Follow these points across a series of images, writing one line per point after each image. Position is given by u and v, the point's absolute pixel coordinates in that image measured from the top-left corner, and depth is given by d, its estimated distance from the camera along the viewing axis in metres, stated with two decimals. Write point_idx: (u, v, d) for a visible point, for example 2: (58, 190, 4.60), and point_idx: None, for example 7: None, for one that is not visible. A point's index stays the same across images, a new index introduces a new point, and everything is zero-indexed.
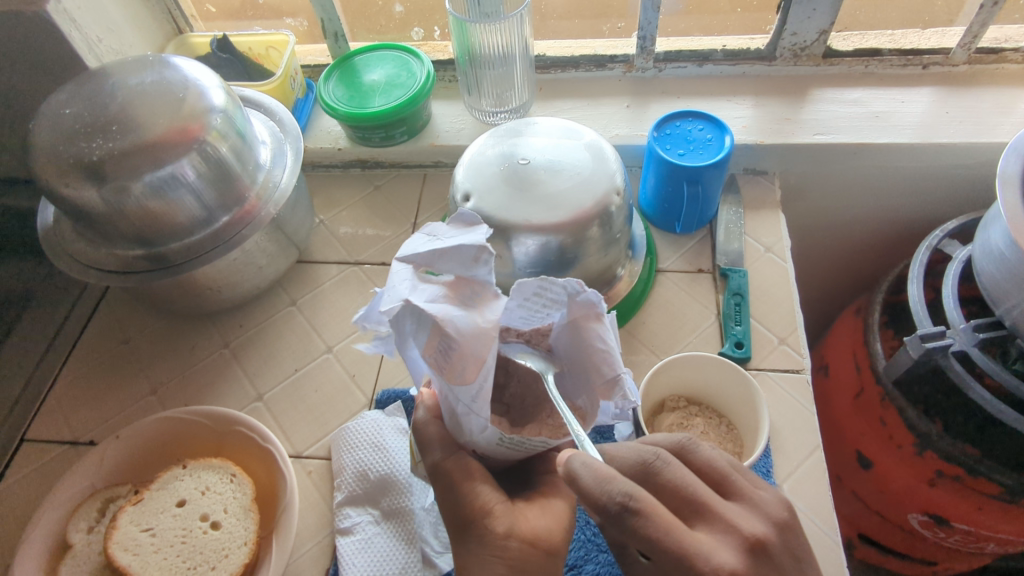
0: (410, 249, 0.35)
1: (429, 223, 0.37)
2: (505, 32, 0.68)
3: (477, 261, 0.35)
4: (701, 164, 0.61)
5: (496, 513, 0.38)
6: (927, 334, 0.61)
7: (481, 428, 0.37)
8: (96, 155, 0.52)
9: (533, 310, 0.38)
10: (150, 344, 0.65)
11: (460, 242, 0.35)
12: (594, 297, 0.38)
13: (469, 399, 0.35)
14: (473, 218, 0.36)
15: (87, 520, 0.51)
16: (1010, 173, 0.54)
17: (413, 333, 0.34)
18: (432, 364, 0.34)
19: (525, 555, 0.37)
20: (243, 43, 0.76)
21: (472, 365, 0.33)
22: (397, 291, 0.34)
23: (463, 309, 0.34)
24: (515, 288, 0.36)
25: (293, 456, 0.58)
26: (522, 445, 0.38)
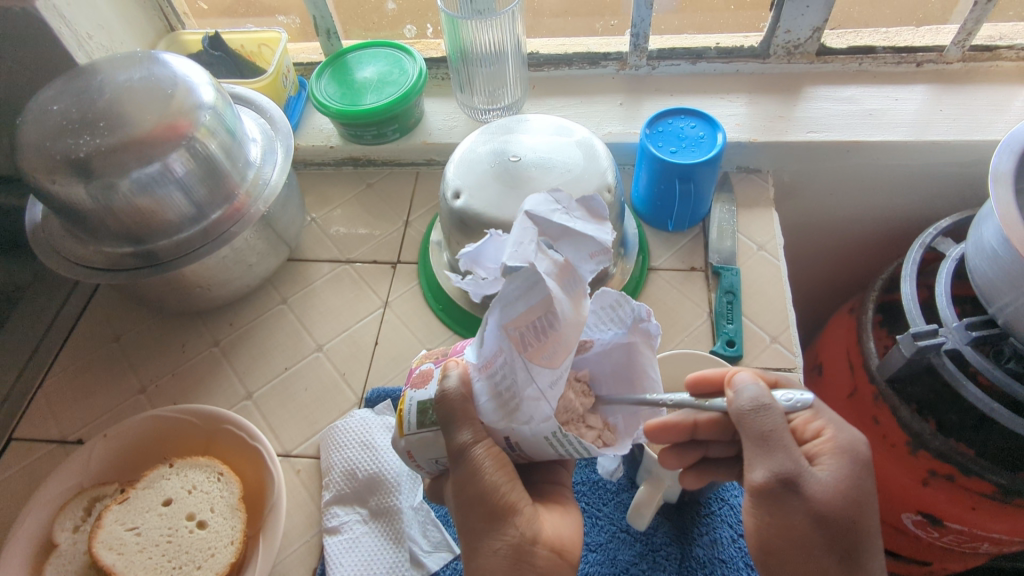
0: (544, 213, 0.35)
1: (561, 194, 0.37)
2: (497, 29, 0.68)
3: (592, 257, 0.37)
4: (693, 161, 0.61)
5: (522, 514, 0.39)
6: (920, 333, 0.60)
7: (539, 420, 0.36)
8: (83, 151, 0.52)
9: (599, 321, 0.40)
10: (138, 342, 0.65)
11: (589, 231, 0.36)
12: (658, 331, 0.40)
13: (543, 387, 0.35)
14: (603, 211, 0.38)
15: (73, 519, 0.51)
16: (1002, 171, 0.54)
17: (514, 296, 0.36)
18: (517, 337, 0.35)
19: (551, 562, 0.38)
20: (235, 40, 0.76)
21: (560, 351, 0.35)
22: (524, 249, 0.34)
23: (567, 295, 0.36)
24: (599, 295, 0.39)
25: (282, 455, 0.58)
26: (564, 445, 0.37)
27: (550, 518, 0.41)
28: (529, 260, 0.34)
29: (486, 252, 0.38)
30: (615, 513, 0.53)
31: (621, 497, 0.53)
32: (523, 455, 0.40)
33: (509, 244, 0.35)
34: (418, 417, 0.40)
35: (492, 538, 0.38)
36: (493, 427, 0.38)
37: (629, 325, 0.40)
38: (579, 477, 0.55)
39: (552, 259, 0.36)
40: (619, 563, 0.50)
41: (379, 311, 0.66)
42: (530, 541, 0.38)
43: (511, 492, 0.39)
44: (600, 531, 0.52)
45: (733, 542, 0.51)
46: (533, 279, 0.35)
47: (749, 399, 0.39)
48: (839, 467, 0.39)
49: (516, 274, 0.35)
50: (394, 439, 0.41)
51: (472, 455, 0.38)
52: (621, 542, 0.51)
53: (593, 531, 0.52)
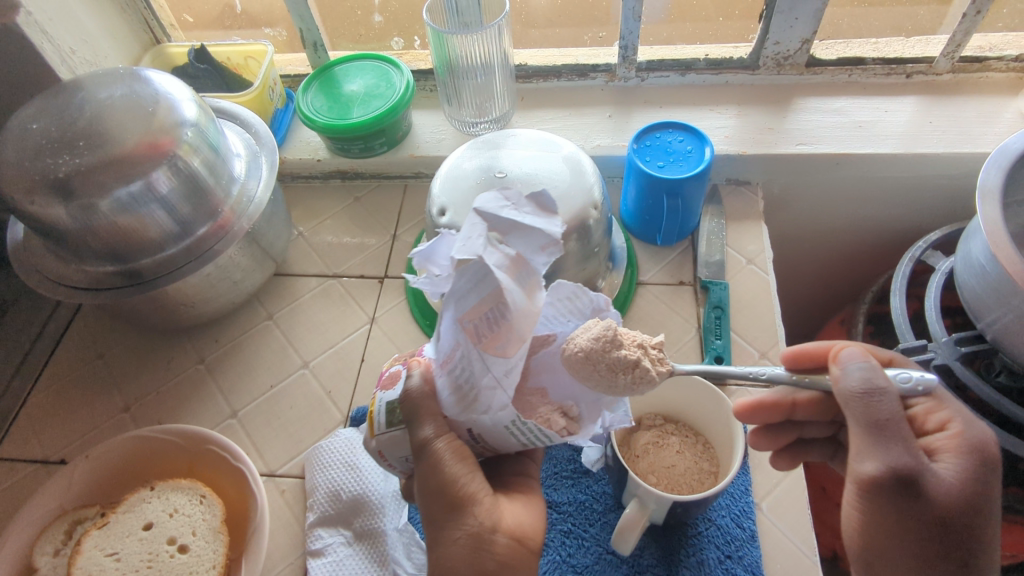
0: (492, 209, 0.34)
1: (511, 189, 0.36)
2: (483, 42, 0.68)
3: (543, 250, 0.36)
4: (681, 176, 0.61)
5: (481, 504, 0.37)
6: (907, 348, 0.61)
7: (497, 410, 0.36)
8: (62, 171, 0.51)
9: (557, 313, 0.39)
10: (122, 361, 0.64)
11: (539, 224, 0.35)
12: (617, 318, 0.39)
13: (498, 376, 0.35)
14: (553, 205, 0.36)
15: (53, 543, 0.50)
16: (990, 186, 0.54)
17: (466, 290, 0.35)
18: (471, 329, 0.34)
19: (512, 551, 0.37)
20: (221, 53, 0.75)
21: (513, 341, 0.34)
22: (472, 242, 0.33)
23: (521, 288, 0.35)
24: (553, 287, 0.38)
25: (267, 474, 0.57)
26: (526, 433, 0.36)
27: (510, 507, 0.40)
28: (478, 254, 0.33)
29: (438, 250, 0.36)
30: (601, 533, 0.52)
31: (608, 518, 0.53)
32: (486, 446, 0.40)
33: (458, 240, 0.34)
34: (387, 417, 0.39)
35: (451, 529, 0.37)
36: (456, 422, 0.38)
37: (588, 315, 0.39)
38: (566, 497, 0.54)
39: (505, 253, 0.34)
40: None
41: (366, 327, 0.66)
42: (490, 530, 0.37)
43: (470, 482, 0.37)
44: (585, 552, 0.52)
45: (720, 564, 0.50)
46: (483, 272, 0.34)
47: (860, 379, 0.38)
48: (962, 465, 0.36)
49: (466, 267, 0.34)
50: (365, 439, 0.40)
51: (433, 448, 0.37)
52: (607, 564, 0.51)
53: (579, 552, 0.52)
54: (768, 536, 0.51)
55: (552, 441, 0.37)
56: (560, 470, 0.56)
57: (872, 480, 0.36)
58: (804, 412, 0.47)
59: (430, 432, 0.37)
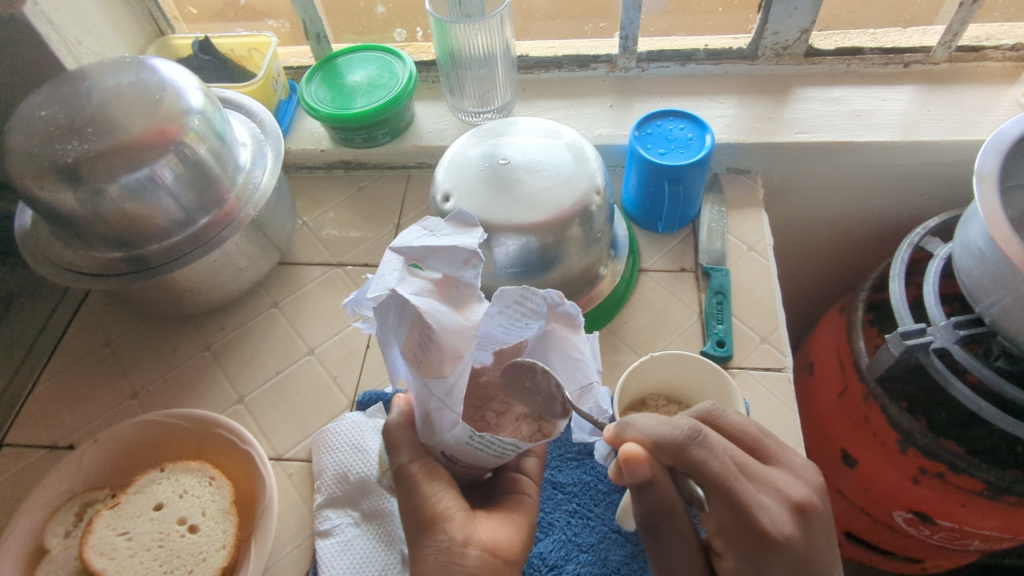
0: (406, 241, 0.36)
1: (431, 218, 0.38)
2: (486, 33, 0.68)
3: (467, 263, 0.36)
4: (682, 162, 0.61)
5: (452, 521, 0.39)
6: (909, 332, 0.60)
7: (451, 427, 0.37)
8: (71, 157, 0.51)
9: (512, 318, 0.38)
10: (129, 347, 0.65)
11: (454, 240, 0.36)
12: (575, 309, 0.40)
13: (442, 396, 0.36)
14: (472, 219, 0.37)
15: (64, 525, 0.51)
16: (988, 170, 0.54)
17: (395, 326, 0.36)
18: (411, 357, 0.36)
19: (483, 564, 0.38)
20: (225, 44, 0.76)
21: (449, 360, 0.35)
22: (384, 280, 0.35)
23: (450, 306, 0.36)
24: (498, 295, 0.37)
25: (274, 458, 0.58)
26: (488, 448, 0.37)
27: (487, 523, 0.40)
28: (391, 287, 0.34)
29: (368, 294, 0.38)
30: (606, 513, 0.53)
31: (612, 498, 0.54)
32: (467, 466, 0.40)
33: (375, 279, 0.36)
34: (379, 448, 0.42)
35: (423, 545, 0.38)
36: (429, 445, 0.40)
37: (543, 312, 0.40)
38: (571, 478, 0.55)
39: (425, 280, 0.36)
40: (610, 564, 0.51)
41: None
42: (461, 544, 0.38)
43: (439, 500, 0.39)
44: (591, 531, 0.53)
45: None
46: (400, 304, 0.35)
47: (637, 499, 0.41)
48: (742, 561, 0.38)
49: (384, 305, 0.35)
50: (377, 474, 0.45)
51: (407, 473, 0.40)
52: (613, 542, 0.52)
53: (584, 531, 0.52)
54: None
55: (519, 449, 0.38)
56: (564, 453, 0.56)
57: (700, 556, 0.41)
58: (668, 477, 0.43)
59: (407, 457, 0.41)
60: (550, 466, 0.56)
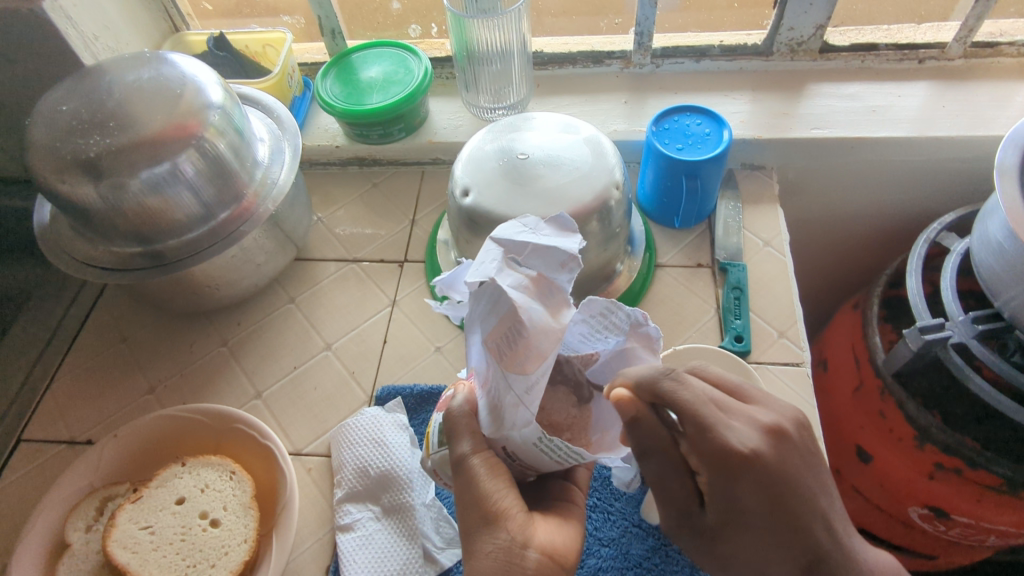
0: (508, 235, 0.36)
1: (531, 216, 0.38)
2: (502, 28, 0.68)
3: (563, 267, 0.36)
4: (700, 158, 0.61)
5: (505, 519, 0.38)
6: (927, 327, 0.60)
7: (522, 426, 0.35)
8: (93, 151, 0.52)
9: (594, 331, 0.38)
10: (147, 343, 0.65)
11: (553, 242, 0.36)
12: (657, 333, 0.38)
13: (520, 393, 0.34)
14: (571, 225, 0.37)
15: (85, 519, 0.51)
16: (1008, 165, 0.54)
17: (485, 313, 0.35)
18: (494, 349, 0.34)
19: (542, 567, 0.38)
20: (239, 41, 0.76)
21: (534, 358, 0.33)
22: (484, 268, 0.34)
23: (542, 306, 0.35)
24: (586, 304, 0.36)
25: (293, 453, 0.58)
26: (554, 451, 0.36)
27: (545, 526, 0.41)
28: (490, 275, 0.34)
29: (459, 277, 0.38)
30: (627, 508, 0.53)
31: (633, 493, 0.54)
32: (523, 464, 0.40)
33: (473, 267, 0.35)
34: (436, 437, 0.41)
35: (484, 541, 0.38)
36: (493, 439, 0.38)
37: (626, 329, 0.38)
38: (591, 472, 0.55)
39: (523, 274, 0.35)
40: (632, 558, 0.51)
41: (387, 309, 0.66)
42: (521, 544, 0.38)
43: (503, 498, 0.38)
44: (612, 526, 0.53)
45: None
46: (496, 295, 0.34)
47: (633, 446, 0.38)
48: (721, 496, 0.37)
49: (482, 291, 0.34)
50: (422, 458, 0.43)
51: (469, 464, 0.38)
52: (634, 536, 0.52)
53: (605, 526, 0.52)
54: None
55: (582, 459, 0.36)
56: None
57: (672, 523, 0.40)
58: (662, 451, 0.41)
59: (469, 448, 0.39)
60: None
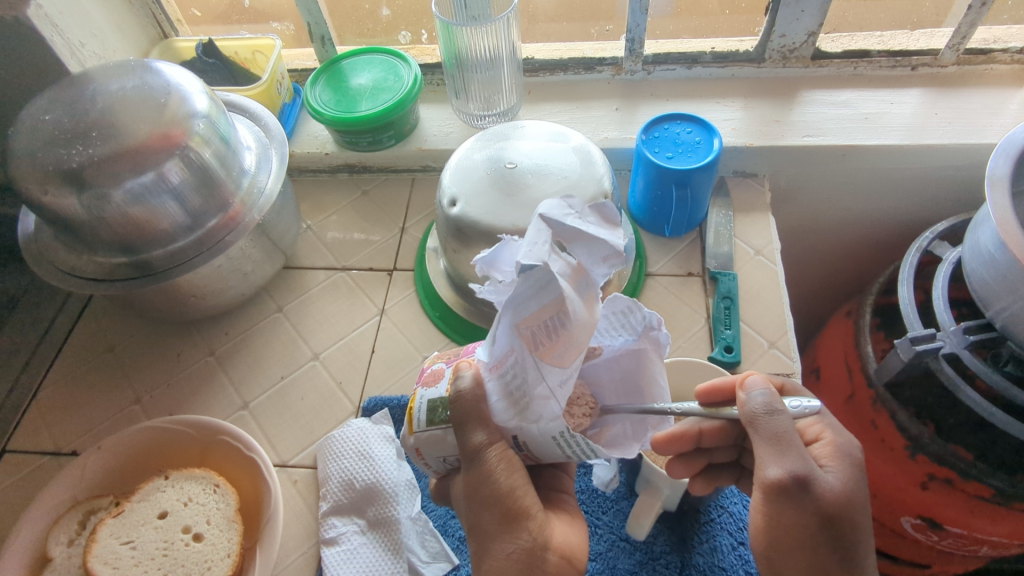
0: (560, 217, 0.34)
1: (575, 199, 0.36)
2: (492, 35, 0.68)
3: (605, 261, 0.36)
4: (690, 167, 0.61)
5: (534, 518, 0.39)
6: (918, 336, 0.60)
7: (548, 419, 0.35)
8: (75, 161, 0.51)
9: (608, 326, 0.39)
10: (134, 353, 0.64)
11: (603, 234, 0.35)
12: (668, 340, 0.39)
13: (553, 386, 0.34)
14: (616, 217, 0.36)
15: (68, 533, 0.50)
16: (999, 175, 0.54)
17: (527, 296, 0.34)
18: (529, 335, 0.34)
19: (561, 568, 0.39)
20: (229, 47, 0.75)
21: (571, 350, 0.35)
22: (539, 248, 0.33)
23: (580, 297, 0.35)
24: (610, 300, 0.38)
25: (279, 465, 0.57)
26: (571, 447, 0.36)
27: (560, 525, 0.42)
28: (544, 260, 0.32)
29: (501, 256, 0.37)
30: (614, 521, 0.53)
31: (621, 506, 0.53)
32: (529, 455, 0.40)
33: (523, 244, 0.34)
34: (429, 415, 0.40)
35: (504, 542, 0.39)
36: (506, 428, 0.38)
37: (638, 332, 0.39)
38: (579, 486, 0.55)
39: (567, 262, 0.35)
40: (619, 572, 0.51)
41: (376, 318, 0.66)
42: (542, 546, 0.39)
43: (525, 496, 0.39)
44: (599, 539, 0.52)
45: (733, 550, 0.51)
46: (546, 279, 0.33)
47: (762, 403, 0.40)
48: (840, 470, 0.40)
49: (531, 274, 0.33)
50: (403, 436, 0.41)
51: (485, 457, 0.38)
52: (621, 550, 0.51)
53: (592, 539, 0.52)
54: None
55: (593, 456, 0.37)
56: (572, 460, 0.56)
57: (776, 484, 0.38)
58: (710, 440, 0.46)
59: (485, 439, 0.38)
60: None
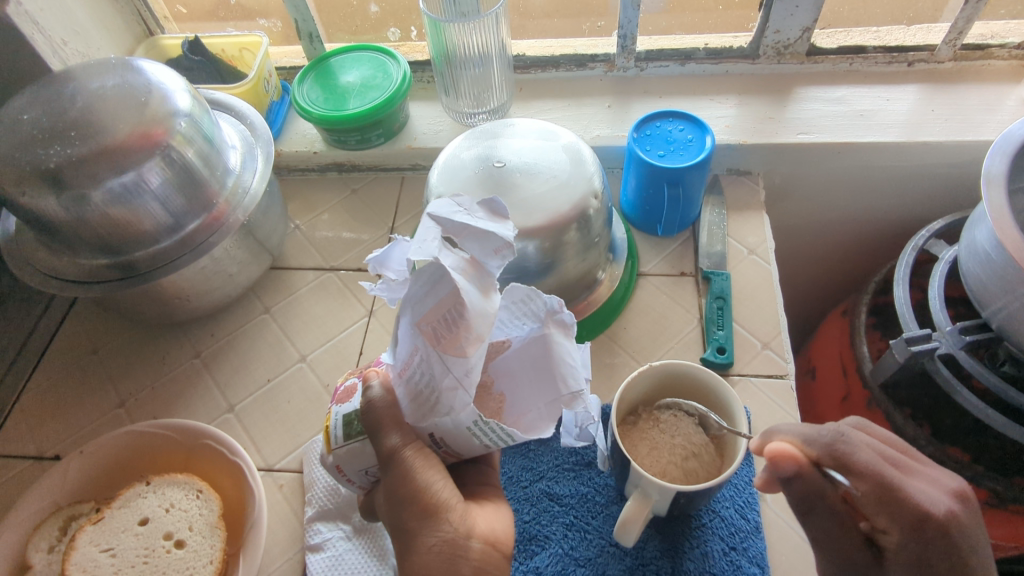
0: (446, 213, 0.33)
1: (462, 196, 0.35)
2: (481, 32, 0.67)
3: (496, 253, 0.34)
4: (682, 165, 0.60)
5: (454, 512, 0.38)
6: (914, 337, 0.59)
7: (459, 409, 0.35)
8: (54, 161, 0.50)
9: (511, 317, 0.39)
10: (118, 355, 0.63)
11: (492, 227, 0.34)
12: (571, 320, 0.39)
13: (459, 376, 0.34)
14: (505, 210, 0.35)
15: (48, 539, 0.49)
16: (995, 172, 0.53)
17: (422, 295, 0.34)
18: (429, 332, 0.34)
19: (486, 556, 0.37)
20: (215, 45, 0.74)
21: (471, 341, 0.33)
22: (428, 245, 0.32)
23: (479, 290, 0.34)
24: (508, 291, 0.38)
25: (264, 469, 0.56)
26: (488, 431, 0.36)
27: (483, 514, 0.40)
28: (434, 256, 0.32)
29: (393, 254, 0.35)
30: (604, 526, 0.52)
31: (610, 510, 0.53)
32: (449, 451, 0.39)
33: (412, 244, 0.32)
34: (344, 430, 0.39)
35: (425, 535, 0.37)
36: (418, 427, 0.37)
37: (541, 318, 0.39)
38: (568, 490, 0.54)
39: (459, 257, 0.33)
40: None
41: (364, 320, 0.65)
42: (464, 536, 0.37)
43: (443, 489, 0.38)
44: (588, 545, 0.52)
45: (725, 556, 0.50)
46: (438, 274, 0.33)
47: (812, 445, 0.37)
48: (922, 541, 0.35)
49: (422, 269, 0.33)
50: (322, 455, 0.40)
51: (401, 458, 0.37)
52: (611, 556, 0.51)
53: (582, 545, 0.51)
54: (772, 528, 0.51)
55: (512, 441, 0.37)
56: (561, 463, 0.55)
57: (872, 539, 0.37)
58: None
59: (400, 440, 0.37)
60: (546, 477, 0.55)
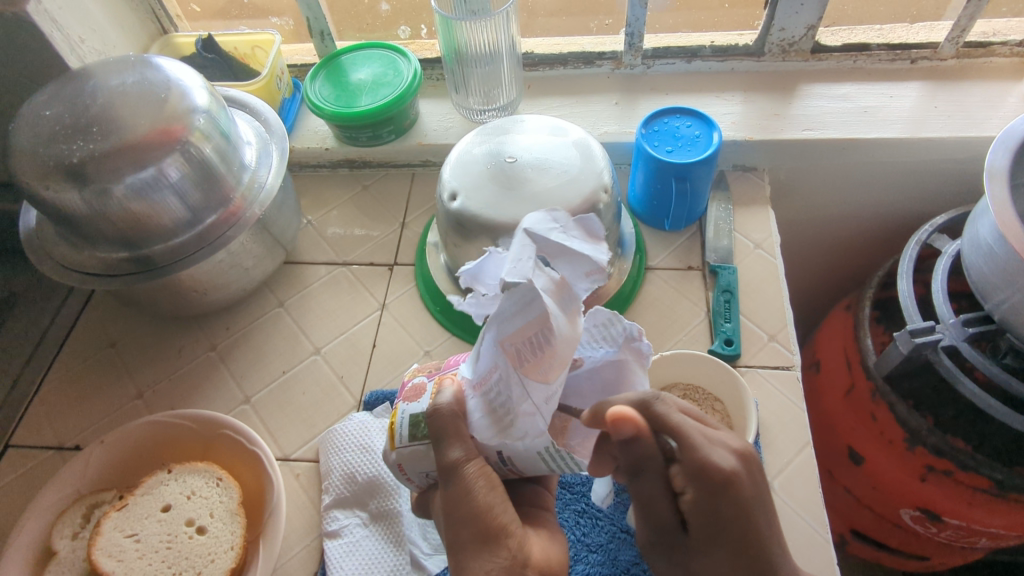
0: (543, 231, 0.34)
1: (560, 212, 0.36)
2: (491, 30, 0.68)
3: (587, 276, 0.35)
4: (690, 160, 0.61)
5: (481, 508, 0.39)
6: (916, 329, 0.60)
7: (531, 436, 0.35)
8: (76, 157, 0.51)
9: (587, 339, 0.37)
10: (134, 348, 0.65)
11: (588, 250, 0.35)
12: (650, 351, 0.36)
13: (537, 402, 0.35)
14: (600, 231, 0.36)
15: (72, 526, 0.51)
16: (998, 167, 0.54)
17: (512, 312, 0.35)
18: (513, 352, 0.35)
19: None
20: (228, 43, 0.75)
21: (555, 367, 0.34)
22: (522, 264, 0.33)
23: (564, 312, 0.34)
24: (590, 313, 0.37)
25: (281, 459, 0.58)
26: (557, 461, 0.36)
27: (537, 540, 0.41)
28: (528, 277, 0.33)
29: (487, 268, 0.37)
30: (615, 513, 0.53)
31: (621, 498, 0.54)
32: (513, 470, 0.40)
33: (508, 260, 0.34)
34: (411, 430, 0.40)
35: (490, 553, 0.38)
36: (484, 444, 0.38)
37: (620, 343, 0.37)
38: (578, 478, 0.55)
39: (550, 277, 0.34)
40: (620, 564, 0.51)
41: (376, 313, 0.66)
42: (521, 564, 0.38)
43: (502, 513, 0.39)
44: (600, 531, 0.53)
45: None
46: (530, 296, 0.34)
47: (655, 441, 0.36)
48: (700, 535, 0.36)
49: (513, 291, 0.34)
50: (386, 451, 0.41)
51: (463, 473, 0.38)
52: (622, 542, 0.52)
53: (593, 531, 0.53)
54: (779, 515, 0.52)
55: (578, 469, 0.38)
56: None
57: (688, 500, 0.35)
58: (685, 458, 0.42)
59: (462, 454, 0.38)
60: None
